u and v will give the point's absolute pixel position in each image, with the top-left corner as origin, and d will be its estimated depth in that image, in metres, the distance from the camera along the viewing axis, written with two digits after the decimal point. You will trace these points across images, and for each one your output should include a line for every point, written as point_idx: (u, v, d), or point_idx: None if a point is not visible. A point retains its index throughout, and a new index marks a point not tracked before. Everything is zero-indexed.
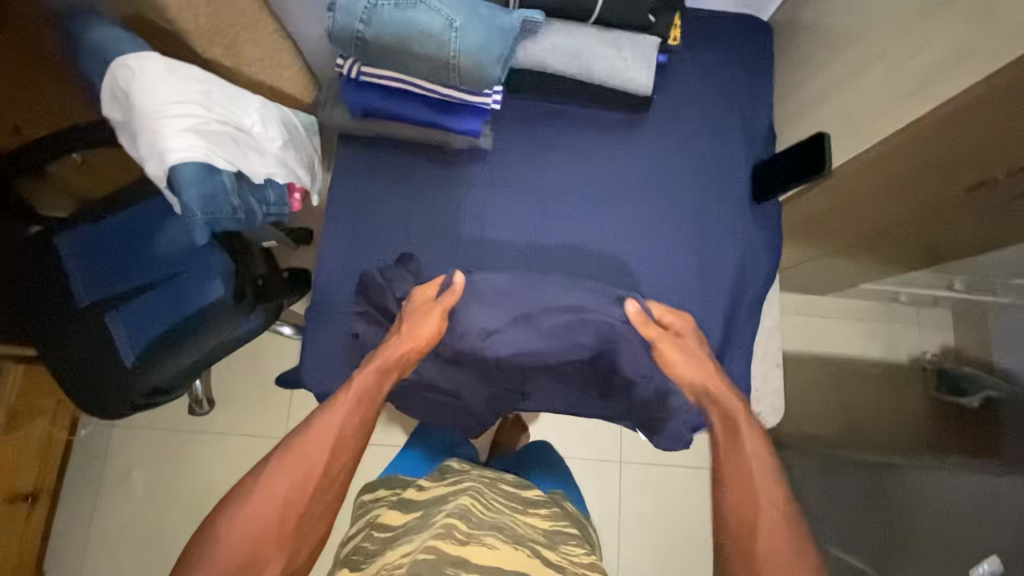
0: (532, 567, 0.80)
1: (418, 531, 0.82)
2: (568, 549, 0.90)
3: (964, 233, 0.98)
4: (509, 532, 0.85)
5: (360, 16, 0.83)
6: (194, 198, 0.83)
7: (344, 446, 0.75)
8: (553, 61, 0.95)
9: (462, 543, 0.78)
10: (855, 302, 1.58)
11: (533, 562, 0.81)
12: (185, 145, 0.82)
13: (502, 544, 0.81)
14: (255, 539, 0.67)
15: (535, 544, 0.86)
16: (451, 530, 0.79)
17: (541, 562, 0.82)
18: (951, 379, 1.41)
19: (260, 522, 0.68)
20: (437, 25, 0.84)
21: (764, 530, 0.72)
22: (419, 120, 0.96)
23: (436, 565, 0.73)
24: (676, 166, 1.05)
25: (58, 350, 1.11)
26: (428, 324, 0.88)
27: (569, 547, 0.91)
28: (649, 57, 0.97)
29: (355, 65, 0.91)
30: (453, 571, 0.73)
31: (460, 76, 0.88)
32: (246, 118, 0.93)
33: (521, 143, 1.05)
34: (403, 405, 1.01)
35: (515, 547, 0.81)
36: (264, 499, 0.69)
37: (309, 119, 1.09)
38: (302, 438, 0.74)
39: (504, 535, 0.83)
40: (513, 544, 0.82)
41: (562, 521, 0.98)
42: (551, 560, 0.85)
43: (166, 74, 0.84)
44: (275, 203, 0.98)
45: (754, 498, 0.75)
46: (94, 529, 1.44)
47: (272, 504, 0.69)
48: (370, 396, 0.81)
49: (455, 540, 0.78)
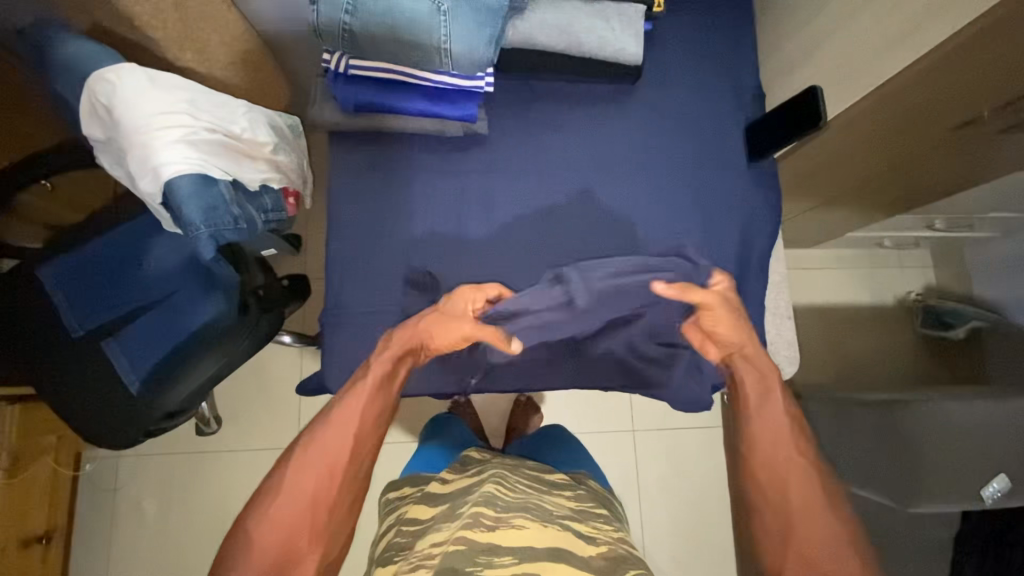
0: (563, 542, 0.82)
1: (447, 522, 0.85)
2: (598, 525, 0.92)
3: (946, 177, 1.02)
4: (537, 511, 0.87)
5: (345, 7, 0.81)
6: (196, 210, 0.79)
7: (367, 441, 0.78)
8: (543, 37, 0.93)
9: (491, 529, 0.80)
10: (840, 251, 1.63)
11: (565, 536, 0.84)
12: (179, 158, 0.78)
13: (529, 522, 0.83)
14: (288, 537, 0.70)
15: (565, 520, 0.88)
16: (479, 515, 0.82)
17: (571, 535, 0.85)
18: (937, 315, 1.53)
19: (291, 522, 0.70)
20: (425, 10, 0.82)
21: (790, 480, 0.72)
22: (414, 111, 0.94)
23: (468, 555, 0.76)
24: (670, 132, 1.06)
25: (57, 385, 1.07)
26: (450, 332, 0.86)
27: (598, 523, 0.92)
28: (636, 24, 0.96)
29: (343, 59, 0.89)
30: (485, 559, 0.76)
31: (453, 61, 0.87)
32: (235, 124, 0.89)
33: (517, 124, 1.04)
34: (420, 385, 1.00)
35: (544, 525, 0.84)
36: (293, 495, 0.72)
37: (293, 119, 1.06)
38: (332, 432, 0.76)
39: (532, 514, 0.85)
40: (543, 523, 0.84)
41: (589, 502, 0.99)
42: (583, 532, 0.87)
43: (148, 85, 0.79)
44: (274, 209, 0.98)
45: (794, 472, 0.73)
46: (113, 562, 1.40)
47: (305, 505, 0.71)
48: (389, 386, 0.84)
49: (484, 527, 0.80)
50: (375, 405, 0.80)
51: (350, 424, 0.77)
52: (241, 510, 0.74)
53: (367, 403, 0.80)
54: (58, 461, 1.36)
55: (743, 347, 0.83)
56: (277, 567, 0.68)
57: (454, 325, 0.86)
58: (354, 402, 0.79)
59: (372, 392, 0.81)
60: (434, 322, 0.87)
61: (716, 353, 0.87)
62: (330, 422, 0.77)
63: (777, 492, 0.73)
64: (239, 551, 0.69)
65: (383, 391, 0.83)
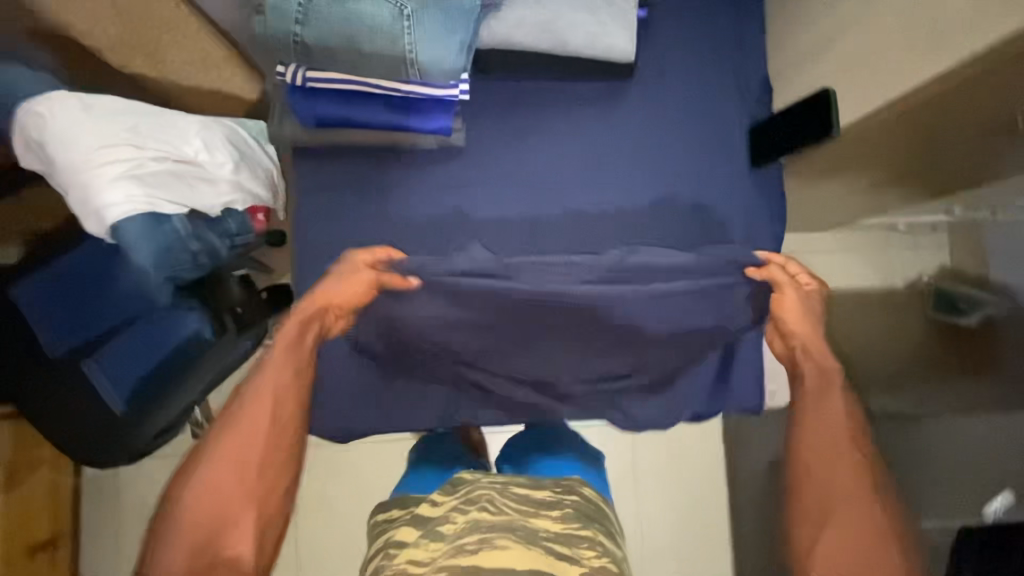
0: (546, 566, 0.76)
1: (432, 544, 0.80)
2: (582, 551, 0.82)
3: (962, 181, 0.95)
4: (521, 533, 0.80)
5: (296, 17, 0.72)
6: (147, 254, 0.74)
7: (285, 403, 0.74)
8: (521, 37, 0.84)
9: (473, 552, 0.75)
10: (851, 233, 1.48)
11: (548, 560, 0.77)
12: (123, 197, 0.71)
13: (511, 543, 0.77)
14: (216, 504, 0.66)
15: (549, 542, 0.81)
16: (463, 540, 0.78)
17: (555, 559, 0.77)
18: (949, 299, 1.38)
19: (221, 488, 0.67)
20: (387, 15, 0.73)
21: (836, 478, 0.66)
22: (381, 125, 0.84)
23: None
24: (663, 133, 0.98)
25: (47, 407, 1.06)
26: (347, 289, 0.81)
27: (582, 552, 0.82)
28: (628, 17, 0.86)
29: (299, 71, 0.79)
30: None
31: (421, 71, 0.77)
32: (187, 147, 0.82)
33: (498, 130, 0.96)
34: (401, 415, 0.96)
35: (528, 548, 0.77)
36: (218, 463, 0.68)
37: (249, 122, 0.98)
38: (248, 400, 0.72)
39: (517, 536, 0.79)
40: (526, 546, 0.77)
41: (577, 523, 0.88)
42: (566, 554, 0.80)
43: (83, 117, 0.72)
44: (241, 232, 0.90)
45: (843, 466, 0.67)
46: (118, 564, 1.43)
47: (234, 470, 0.68)
48: (294, 343, 0.78)
49: (467, 552, 0.75)
50: (287, 373, 0.76)
51: (267, 389, 0.74)
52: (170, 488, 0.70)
53: (279, 370, 0.76)
54: (57, 471, 1.37)
55: (809, 343, 0.78)
56: (210, 533, 0.65)
57: (351, 284, 0.81)
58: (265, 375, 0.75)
59: (281, 359, 0.77)
60: (330, 281, 0.82)
61: (781, 344, 0.81)
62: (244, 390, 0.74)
63: (821, 470, 0.67)
64: (172, 527, 0.66)
65: (297, 352, 0.78)
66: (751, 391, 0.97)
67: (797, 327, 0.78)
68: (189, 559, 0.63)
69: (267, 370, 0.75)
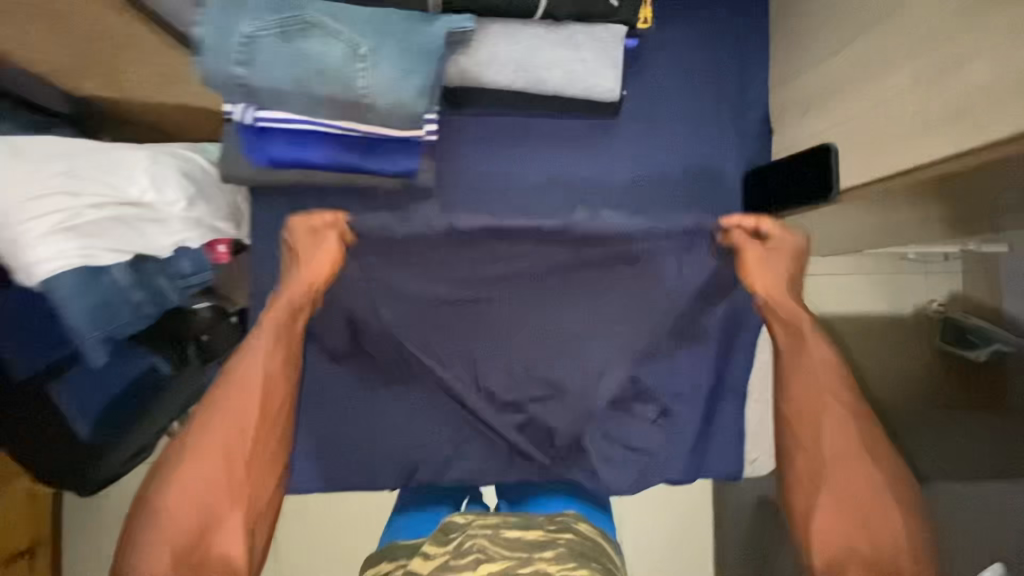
0: None
1: None
2: None
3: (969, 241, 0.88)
4: None
5: (237, 56, 0.66)
6: (79, 311, 0.69)
7: (277, 390, 0.71)
8: (495, 75, 0.77)
9: None
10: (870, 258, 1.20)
11: None
12: (54, 252, 0.67)
13: None
14: (200, 500, 0.64)
15: None
16: None
17: None
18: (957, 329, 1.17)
19: (207, 484, 0.65)
20: (339, 55, 0.66)
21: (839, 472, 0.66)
22: (338, 166, 0.78)
23: None
24: (649, 175, 0.93)
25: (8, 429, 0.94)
26: (326, 251, 0.75)
27: None
28: (612, 52, 0.77)
29: (248, 111, 0.70)
30: None
31: (378, 116, 0.70)
32: (131, 186, 0.77)
33: (474, 169, 0.92)
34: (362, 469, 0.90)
35: None
36: (202, 457, 0.66)
37: (210, 147, 0.92)
38: (231, 389, 0.69)
39: None
40: None
41: (572, 560, 0.70)
42: None
43: (9, 164, 0.67)
44: (195, 271, 0.83)
45: (857, 464, 0.66)
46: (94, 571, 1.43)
47: (220, 464, 0.66)
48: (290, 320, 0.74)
49: None
50: (277, 358, 0.71)
51: (255, 379, 0.69)
52: (145, 483, 0.67)
53: (268, 362, 0.71)
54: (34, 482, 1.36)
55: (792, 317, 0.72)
56: (198, 531, 0.63)
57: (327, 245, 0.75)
58: (252, 360, 0.70)
59: (268, 350, 0.71)
60: (304, 252, 0.75)
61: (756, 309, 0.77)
62: (230, 376, 0.69)
63: (842, 477, 0.66)
64: (153, 526, 0.63)
65: (289, 332, 0.73)
66: (731, 457, 0.92)
67: (761, 286, 0.73)
68: (175, 559, 0.62)
69: (253, 354, 0.70)
